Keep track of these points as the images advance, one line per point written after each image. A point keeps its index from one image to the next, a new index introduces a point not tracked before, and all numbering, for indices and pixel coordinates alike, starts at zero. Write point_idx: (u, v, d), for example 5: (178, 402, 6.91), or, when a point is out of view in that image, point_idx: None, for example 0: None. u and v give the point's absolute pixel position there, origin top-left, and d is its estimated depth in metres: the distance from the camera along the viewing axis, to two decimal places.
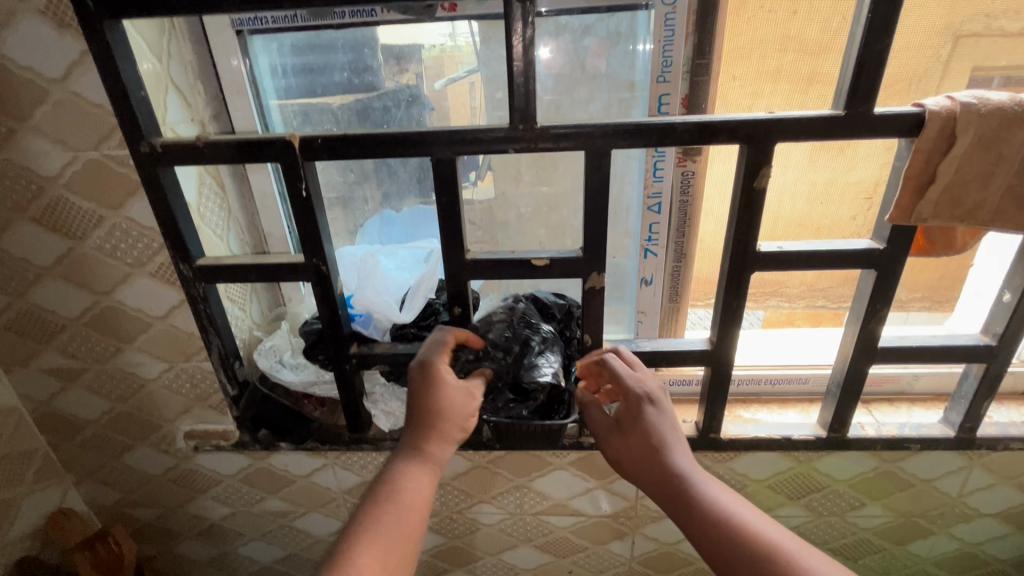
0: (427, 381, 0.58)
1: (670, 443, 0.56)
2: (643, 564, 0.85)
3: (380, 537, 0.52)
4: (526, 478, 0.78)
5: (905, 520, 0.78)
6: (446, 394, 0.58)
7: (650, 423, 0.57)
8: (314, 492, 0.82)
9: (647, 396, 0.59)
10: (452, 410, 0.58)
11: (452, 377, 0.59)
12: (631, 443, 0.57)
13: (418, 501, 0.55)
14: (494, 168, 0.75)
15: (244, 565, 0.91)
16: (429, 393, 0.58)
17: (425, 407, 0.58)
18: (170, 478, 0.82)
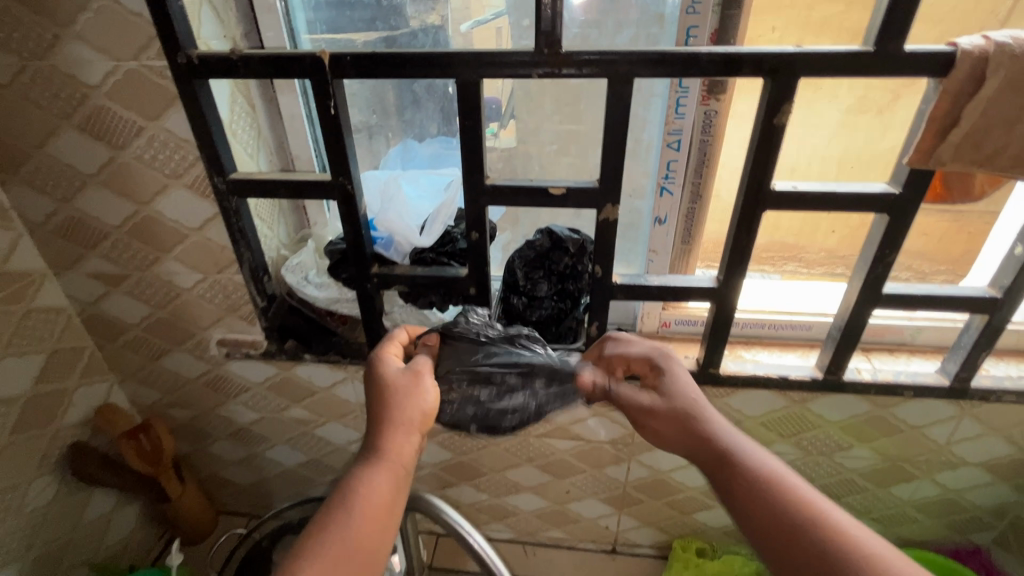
0: (376, 376, 0.58)
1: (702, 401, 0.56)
2: (636, 489, 0.91)
3: (333, 544, 0.48)
4: None
5: (891, 463, 0.82)
6: (394, 381, 0.57)
7: (683, 382, 0.58)
8: (335, 404, 0.88)
9: (673, 359, 0.61)
10: (403, 396, 0.56)
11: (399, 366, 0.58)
12: (668, 401, 0.57)
13: (374, 505, 0.51)
14: (516, 117, 0.77)
15: (269, 467, 0.99)
16: (378, 385, 0.57)
17: (376, 403, 0.56)
18: (204, 383, 0.89)
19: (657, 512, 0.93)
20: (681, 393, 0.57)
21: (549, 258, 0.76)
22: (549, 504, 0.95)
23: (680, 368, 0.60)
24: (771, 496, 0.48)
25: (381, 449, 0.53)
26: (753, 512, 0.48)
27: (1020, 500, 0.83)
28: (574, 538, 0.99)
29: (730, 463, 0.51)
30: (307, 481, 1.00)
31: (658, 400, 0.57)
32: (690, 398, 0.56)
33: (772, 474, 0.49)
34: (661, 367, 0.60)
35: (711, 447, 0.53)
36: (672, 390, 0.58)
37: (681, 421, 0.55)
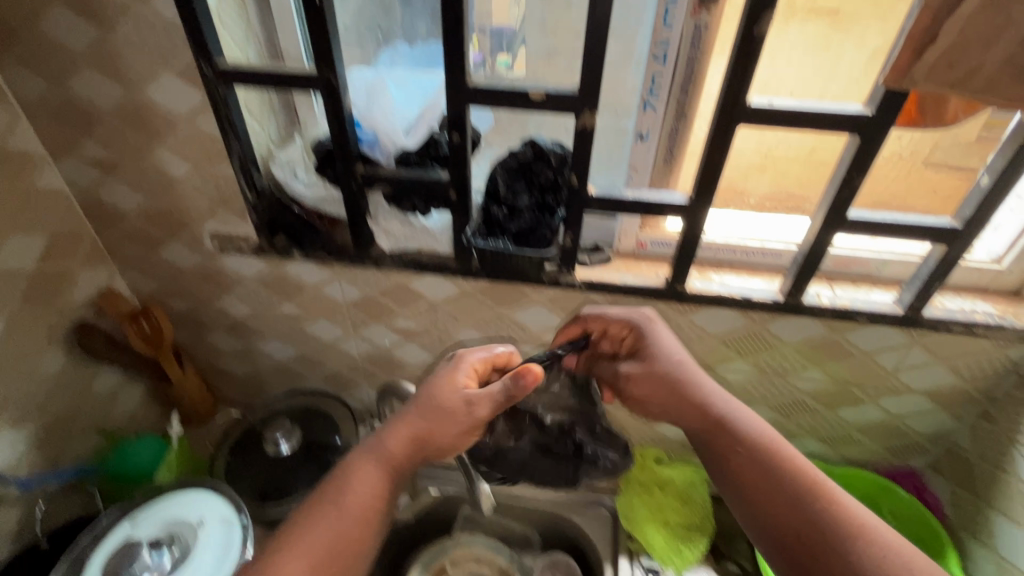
0: (432, 381, 0.67)
1: (696, 369, 0.71)
2: None
3: (319, 531, 0.60)
4: (508, 309, 0.87)
5: (841, 386, 0.87)
6: (440, 395, 0.65)
7: (665, 347, 0.72)
8: (322, 301, 0.93)
9: (659, 323, 0.74)
10: (438, 414, 0.65)
11: (454, 390, 0.65)
12: (651, 371, 0.71)
13: (360, 499, 0.62)
14: (528, 45, 0.77)
15: (262, 360, 1.06)
16: (426, 393, 0.66)
17: (415, 403, 0.66)
18: (200, 275, 0.94)
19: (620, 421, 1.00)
20: (668, 362, 0.71)
21: (532, 168, 0.76)
22: None
23: (664, 332, 0.74)
24: (761, 459, 0.64)
25: (390, 448, 0.64)
26: (743, 472, 0.64)
27: (957, 428, 0.89)
28: None
29: (723, 432, 0.67)
30: (297, 375, 1.07)
31: (649, 364, 0.71)
32: (676, 364, 0.71)
33: (753, 435, 0.66)
34: (645, 331, 0.73)
35: (699, 414, 0.68)
36: (657, 359, 0.71)
37: (667, 391, 0.70)
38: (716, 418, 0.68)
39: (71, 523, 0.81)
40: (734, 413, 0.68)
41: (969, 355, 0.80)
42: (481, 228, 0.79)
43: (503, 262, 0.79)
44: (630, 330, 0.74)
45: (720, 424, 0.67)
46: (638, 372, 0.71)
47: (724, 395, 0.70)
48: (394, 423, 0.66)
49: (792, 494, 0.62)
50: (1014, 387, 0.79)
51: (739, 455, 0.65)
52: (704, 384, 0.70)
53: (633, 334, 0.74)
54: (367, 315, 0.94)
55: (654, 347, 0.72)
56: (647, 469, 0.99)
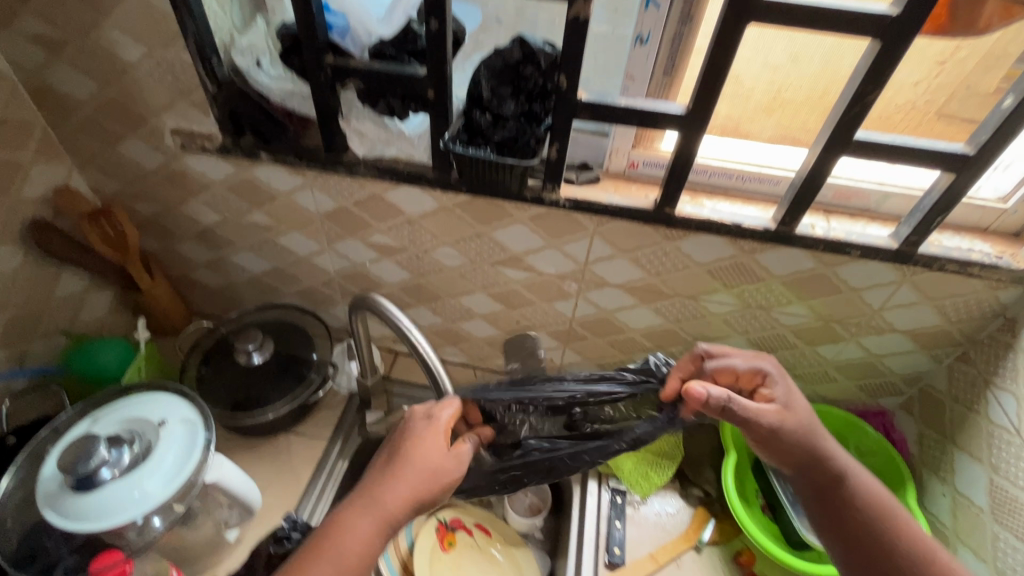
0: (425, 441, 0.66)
1: (821, 429, 0.72)
2: (582, 326, 0.96)
3: None
4: (488, 227, 0.83)
5: (823, 323, 0.86)
6: (423, 459, 0.65)
7: (797, 398, 0.73)
8: (294, 211, 0.89)
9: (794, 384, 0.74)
10: (425, 479, 0.64)
11: (438, 452, 0.66)
12: (790, 426, 0.71)
13: (353, 547, 0.60)
14: None
15: (236, 273, 1.03)
16: (414, 451, 0.65)
17: (401, 465, 0.65)
18: (163, 177, 0.88)
19: (599, 350, 0.99)
20: (802, 418, 0.72)
21: (518, 70, 0.69)
22: (499, 333, 1.01)
23: (798, 393, 0.74)
24: (875, 519, 0.68)
25: (386, 501, 0.62)
26: (857, 527, 0.68)
27: (935, 370, 0.88)
28: None
29: (842, 486, 0.70)
30: (272, 289, 1.04)
31: (785, 413, 0.71)
32: (808, 416, 0.72)
33: (872, 491, 0.70)
34: (786, 390, 0.73)
35: (824, 471, 0.71)
36: (795, 415, 0.71)
37: (794, 443, 0.71)
38: (836, 473, 0.70)
39: (37, 421, 0.81)
40: (853, 473, 0.71)
41: (957, 296, 0.78)
42: (462, 134, 0.73)
43: (483, 173, 0.74)
44: (765, 380, 0.74)
45: (836, 479, 0.70)
46: (780, 423, 0.70)
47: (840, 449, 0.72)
48: (389, 479, 0.64)
49: (906, 556, 0.65)
50: (998, 330, 0.79)
51: (855, 508, 0.69)
52: (829, 440, 0.72)
53: (764, 386, 0.73)
54: (341, 229, 0.90)
55: (791, 403, 0.72)
56: None
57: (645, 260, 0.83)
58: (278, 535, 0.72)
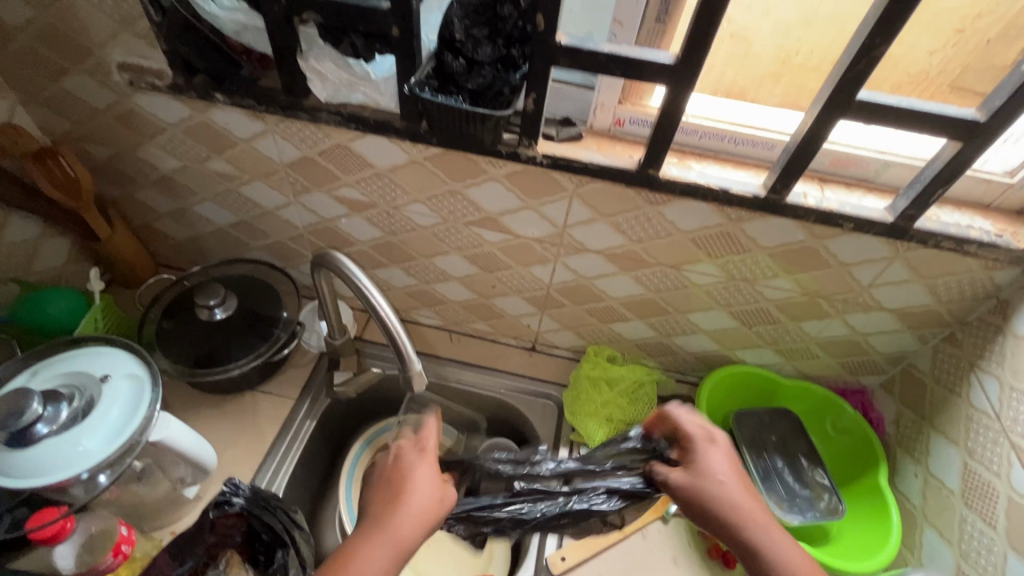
0: (419, 468, 0.69)
1: (734, 490, 0.69)
2: (559, 293, 0.92)
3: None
4: (462, 185, 0.78)
5: (809, 299, 0.83)
6: (427, 490, 0.68)
7: (714, 464, 0.71)
8: (257, 160, 0.83)
9: (713, 445, 0.73)
10: (431, 507, 0.67)
11: (438, 479, 0.69)
12: (693, 492, 0.70)
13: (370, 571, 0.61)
14: None
15: (200, 225, 0.98)
16: (416, 480, 0.68)
17: (403, 498, 0.66)
18: (115, 117, 0.82)
19: (577, 318, 0.96)
20: (711, 482, 0.70)
21: (495, 11, 0.62)
22: (475, 297, 0.97)
23: (716, 457, 0.72)
24: None
25: (399, 530, 0.64)
26: None
27: (919, 351, 0.86)
28: (498, 332, 1.04)
29: (752, 559, 0.65)
30: (239, 243, 1.00)
31: (694, 481, 0.71)
32: (720, 482, 0.69)
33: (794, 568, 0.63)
34: (698, 450, 0.73)
35: (736, 541, 0.67)
36: (704, 480, 0.70)
37: (698, 512, 0.70)
38: (746, 544, 0.66)
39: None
40: (775, 549, 0.65)
41: (951, 276, 0.74)
42: (432, 79, 0.66)
43: (453, 125, 0.68)
44: (685, 439, 0.75)
45: (745, 551, 0.66)
46: (681, 487, 0.72)
47: (758, 513, 0.67)
48: (391, 514, 0.65)
49: None
50: (989, 312, 0.75)
51: None
52: (735, 503, 0.68)
53: (685, 445, 0.75)
54: (308, 181, 0.84)
55: (703, 467, 0.71)
56: (598, 366, 0.97)
57: (627, 225, 0.78)
58: (217, 500, 0.67)
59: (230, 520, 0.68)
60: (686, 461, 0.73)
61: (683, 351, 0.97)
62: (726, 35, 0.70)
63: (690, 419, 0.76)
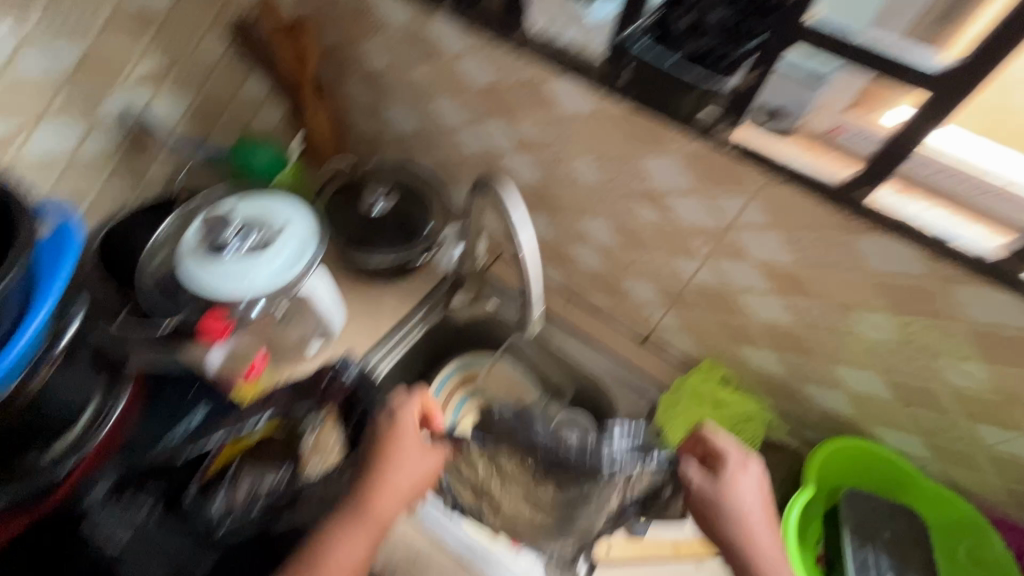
0: (400, 445, 0.65)
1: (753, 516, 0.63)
2: (695, 295, 0.86)
3: None
4: (638, 152, 0.75)
5: (999, 398, 0.68)
6: (416, 460, 0.65)
7: (740, 491, 0.64)
8: (453, 77, 0.87)
9: (743, 471, 0.65)
10: (414, 480, 0.64)
11: (421, 454, 0.66)
12: (716, 508, 0.63)
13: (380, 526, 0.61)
14: None
15: (385, 125, 1.06)
16: (412, 454, 0.66)
17: (384, 468, 0.64)
18: (350, 9, 0.91)
19: (704, 326, 0.90)
20: (734, 504, 0.63)
21: None
22: (607, 270, 0.95)
23: (744, 482, 0.65)
24: None
25: (380, 508, 0.62)
26: None
27: None
28: (615, 312, 1.01)
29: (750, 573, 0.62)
30: (411, 151, 1.07)
31: (724, 494, 0.64)
32: (750, 507, 0.64)
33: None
34: (728, 470, 0.65)
35: (741, 561, 0.62)
36: (730, 499, 0.63)
37: (713, 517, 0.64)
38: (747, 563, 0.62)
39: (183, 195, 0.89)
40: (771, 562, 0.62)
41: None
42: (653, 31, 0.63)
43: (656, 85, 0.65)
44: (713, 456, 0.67)
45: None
46: (702, 496, 0.64)
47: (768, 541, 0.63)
48: (387, 482, 0.63)
49: None
50: None
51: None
52: (756, 534, 0.63)
53: (711, 451, 0.67)
54: (490, 108, 0.86)
55: (731, 484, 0.64)
56: (709, 383, 0.91)
57: (804, 245, 0.70)
58: (329, 371, 0.73)
59: (338, 390, 0.72)
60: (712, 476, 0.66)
61: (810, 402, 0.87)
62: (994, 83, 0.52)
63: (734, 454, 0.66)
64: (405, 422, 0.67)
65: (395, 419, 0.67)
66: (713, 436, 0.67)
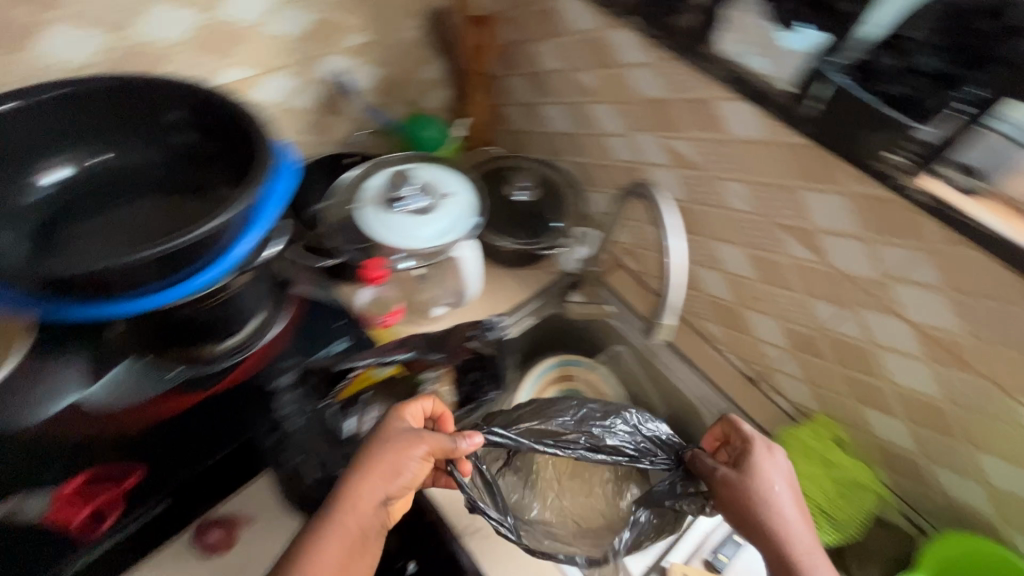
0: (383, 446, 0.65)
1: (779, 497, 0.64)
2: (826, 343, 0.83)
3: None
4: (801, 186, 0.74)
5: None
6: (399, 461, 0.64)
7: (765, 471, 0.66)
8: (620, 86, 0.90)
9: (769, 454, 0.67)
10: (393, 479, 0.63)
11: (403, 454, 0.64)
12: (739, 487, 0.65)
13: (358, 522, 0.61)
14: None
15: (538, 123, 1.12)
16: (395, 447, 0.64)
17: (366, 468, 0.63)
18: (536, 12, 0.98)
19: (828, 378, 0.86)
20: (759, 484, 0.65)
21: (964, 23, 0.53)
22: (732, 300, 0.93)
23: (770, 465, 0.66)
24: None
25: (360, 510, 0.61)
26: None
27: None
28: (729, 345, 0.99)
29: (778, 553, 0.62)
30: (556, 151, 1.12)
31: (747, 475, 0.66)
32: (777, 488, 0.65)
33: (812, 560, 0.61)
34: (753, 454, 0.67)
35: (765, 537, 0.63)
36: (754, 480, 0.65)
37: (739, 496, 0.65)
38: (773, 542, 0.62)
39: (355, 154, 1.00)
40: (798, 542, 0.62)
41: None
42: (855, 71, 0.62)
43: (850, 122, 0.64)
44: (741, 442, 0.70)
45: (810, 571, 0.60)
46: (726, 482, 0.67)
47: (801, 531, 0.63)
48: (364, 477, 0.62)
49: None
50: None
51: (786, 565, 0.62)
52: (785, 518, 0.63)
53: (739, 439, 0.70)
54: (651, 121, 0.89)
55: (756, 467, 0.66)
56: (821, 439, 0.86)
57: (973, 313, 0.65)
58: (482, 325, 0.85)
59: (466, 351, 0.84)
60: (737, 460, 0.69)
61: (935, 485, 0.80)
62: None
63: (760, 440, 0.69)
64: (392, 423, 0.67)
65: (383, 421, 0.67)
66: (740, 423, 0.70)
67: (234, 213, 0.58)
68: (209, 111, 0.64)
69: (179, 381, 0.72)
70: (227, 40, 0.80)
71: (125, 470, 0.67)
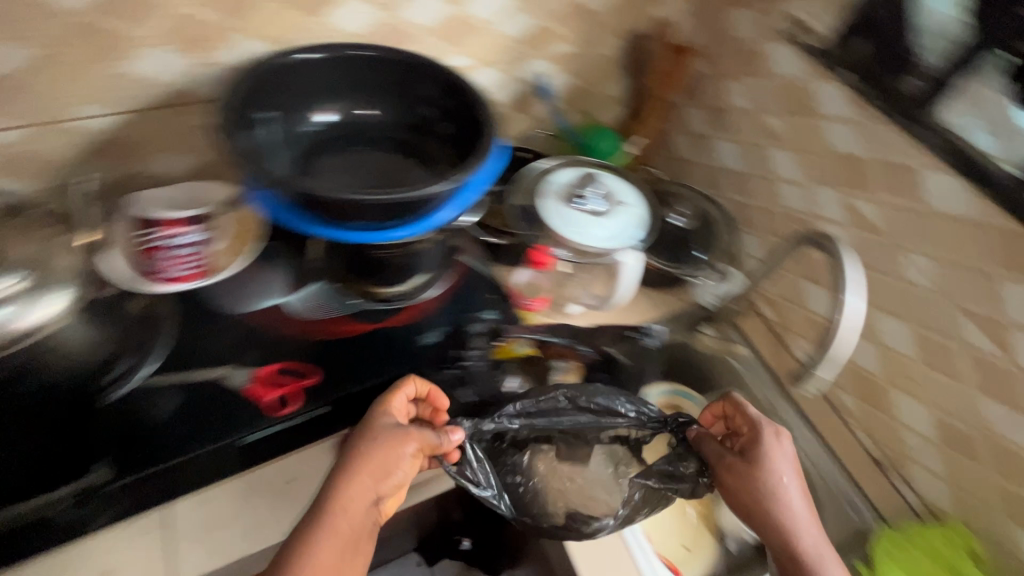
0: (373, 443, 0.67)
1: (785, 482, 0.72)
2: (987, 445, 0.77)
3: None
4: (1004, 273, 0.71)
5: None
6: (393, 458, 0.67)
7: (774, 458, 0.73)
8: (814, 136, 0.90)
9: (777, 441, 0.74)
10: (385, 473, 0.66)
11: (394, 451, 0.67)
12: (748, 470, 0.73)
13: (349, 525, 0.63)
14: None
15: (704, 155, 1.13)
16: (387, 449, 0.67)
17: (357, 467, 0.66)
18: (740, 51, 1.00)
19: (978, 484, 0.79)
20: (767, 471, 0.72)
21: None
22: (878, 375, 0.89)
23: (777, 451, 0.73)
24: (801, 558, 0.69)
25: (351, 506, 0.64)
26: (782, 553, 0.70)
27: None
28: (859, 422, 0.94)
29: (777, 533, 0.70)
30: (715, 186, 1.12)
31: (756, 463, 0.73)
32: (781, 475, 0.72)
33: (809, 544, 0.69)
34: (763, 441, 0.74)
35: (769, 518, 0.71)
36: (762, 467, 0.72)
37: (747, 479, 0.73)
38: (775, 523, 0.70)
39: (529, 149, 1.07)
40: (797, 527, 0.70)
41: None
42: None
43: None
44: (751, 429, 0.76)
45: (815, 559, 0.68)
46: (732, 467, 0.74)
47: (807, 523, 0.71)
48: (356, 479, 0.65)
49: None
50: None
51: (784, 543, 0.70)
52: (788, 500, 0.71)
53: (750, 424, 0.76)
54: (838, 176, 0.88)
55: (764, 455, 0.73)
56: (953, 547, 0.79)
57: None
58: (634, 328, 0.93)
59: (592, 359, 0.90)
60: (743, 447, 0.75)
61: None
62: None
63: (767, 429, 0.75)
64: (381, 418, 0.70)
65: (372, 417, 0.71)
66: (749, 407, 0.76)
67: (450, 185, 0.67)
68: (456, 95, 0.73)
69: (352, 309, 0.84)
70: (463, 30, 0.91)
71: (308, 369, 0.77)
